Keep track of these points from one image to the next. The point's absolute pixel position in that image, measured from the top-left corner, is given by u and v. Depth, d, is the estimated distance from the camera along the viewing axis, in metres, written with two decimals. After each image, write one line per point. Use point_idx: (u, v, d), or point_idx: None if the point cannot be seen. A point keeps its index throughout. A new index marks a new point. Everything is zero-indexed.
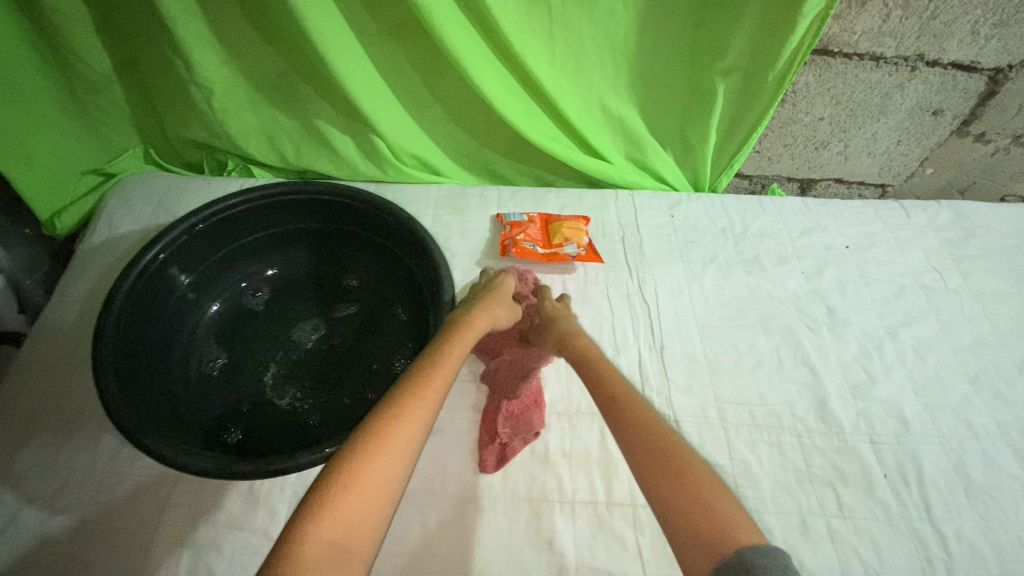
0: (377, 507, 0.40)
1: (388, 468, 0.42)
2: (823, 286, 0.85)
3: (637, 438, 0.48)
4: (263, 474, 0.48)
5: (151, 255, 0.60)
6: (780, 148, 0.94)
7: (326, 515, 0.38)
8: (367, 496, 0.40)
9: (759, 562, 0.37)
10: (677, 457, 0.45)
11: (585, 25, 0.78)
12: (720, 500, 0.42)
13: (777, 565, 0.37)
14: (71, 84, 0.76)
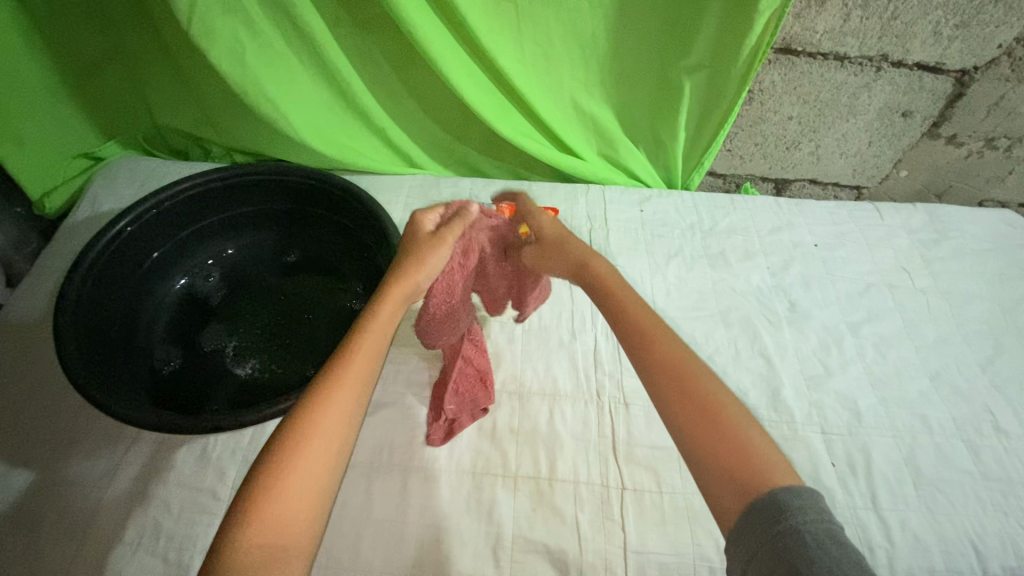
0: (307, 507, 0.39)
1: (313, 471, 0.40)
2: (787, 281, 0.85)
3: (670, 390, 0.45)
4: (206, 429, 0.51)
5: (118, 228, 0.64)
6: (751, 147, 0.95)
7: (258, 519, 0.38)
8: (293, 497, 0.39)
9: (794, 503, 0.38)
10: (716, 407, 0.44)
11: (553, 22, 0.80)
12: (760, 447, 0.41)
13: (812, 505, 0.38)
14: (65, 72, 0.81)
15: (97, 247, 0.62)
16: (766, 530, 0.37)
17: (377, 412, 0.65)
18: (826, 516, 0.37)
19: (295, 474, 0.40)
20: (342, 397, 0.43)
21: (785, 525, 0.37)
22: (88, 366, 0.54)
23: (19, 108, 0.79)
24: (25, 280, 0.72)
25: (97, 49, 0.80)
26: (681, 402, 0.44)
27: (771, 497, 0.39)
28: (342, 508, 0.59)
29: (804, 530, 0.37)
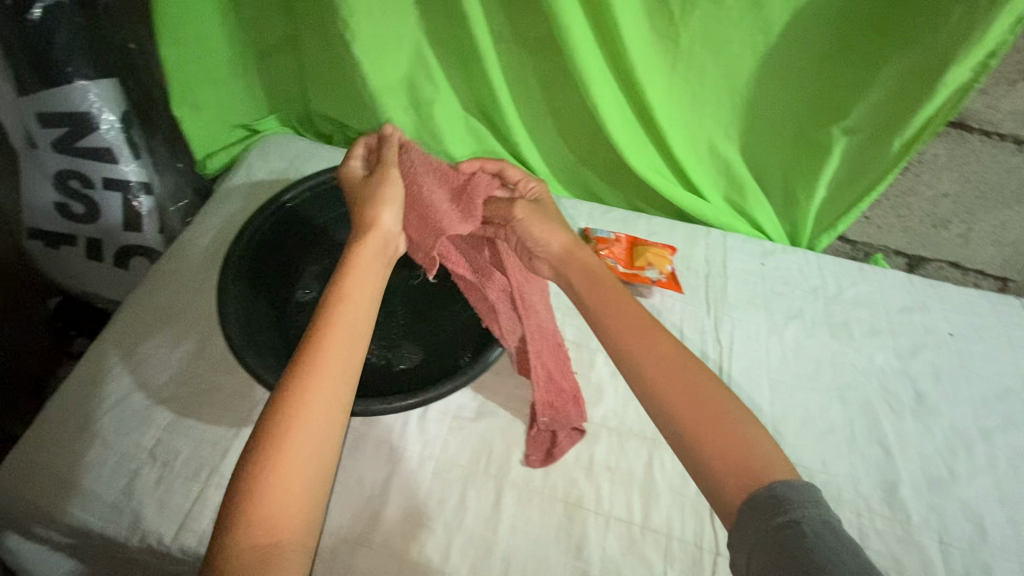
0: (309, 486, 0.41)
1: (302, 453, 0.41)
2: (914, 368, 0.80)
3: (655, 375, 0.48)
4: None
5: (282, 202, 0.72)
6: (892, 218, 0.90)
7: (252, 520, 0.38)
8: (291, 479, 0.41)
9: (790, 494, 0.39)
10: (700, 393, 0.46)
11: (707, 65, 0.80)
12: (705, 445, 0.44)
13: (809, 497, 0.39)
14: (246, 50, 0.88)
15: (258, 221, 0.70)
16: (768, 519, 0.38)
17: (479, 420, 0.66)
18: (822, 509, 0.38)
19: (290, 453, 0.41)
20: (322, 378, 0.45)
21: (787, 516, 0.38)
22: (243, 332, 0.62)
23: (203, 77, 0.86)
24: (184, 232, 0.79)
25: (278, 34, 0.87)
26: (668, 390, 0.47)
27: (768, 491, 0.40)
28: (437, 510, 0.59)
29: (803, 525, 0.37)
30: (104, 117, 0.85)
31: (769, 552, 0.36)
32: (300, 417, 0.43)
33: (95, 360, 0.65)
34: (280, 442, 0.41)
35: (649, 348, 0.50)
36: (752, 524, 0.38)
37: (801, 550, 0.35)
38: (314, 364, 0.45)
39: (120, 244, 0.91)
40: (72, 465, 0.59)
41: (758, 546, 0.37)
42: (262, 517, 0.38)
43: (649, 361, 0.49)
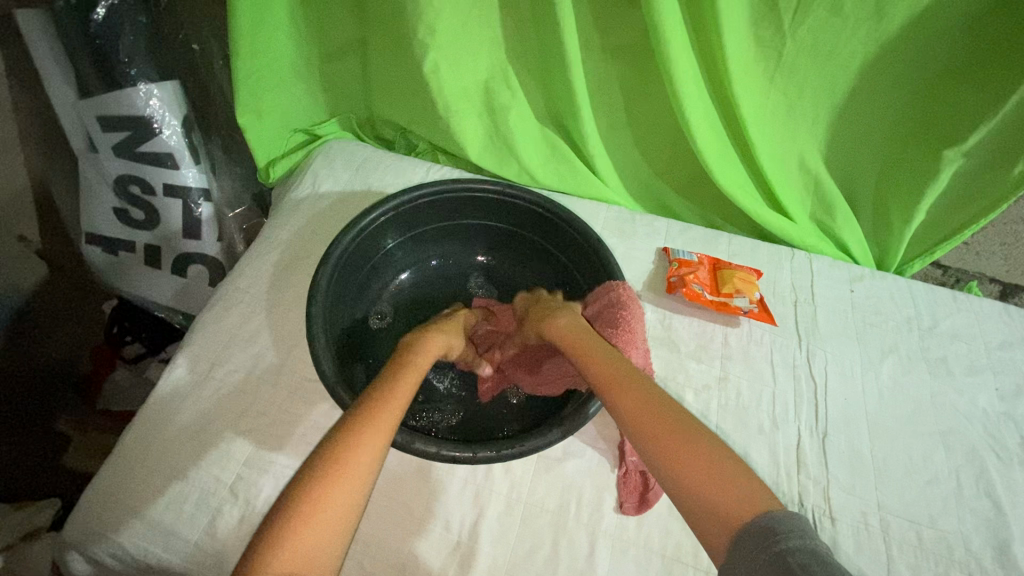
0: (326, 551, 0.39)
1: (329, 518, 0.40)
2: (1020, 412, 0.74)
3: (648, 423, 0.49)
4: (443, 458, 0.57)
5: (363, 224, 0.69)
6: (995, 245, 0.84)
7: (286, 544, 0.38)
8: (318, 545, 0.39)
9: (777, 526, 0.38)
10: (682, 433, 0.47)
11: (809, 78, 0.73)
12: (694, 484, 0.44)
13: (793, 528, 0.38)
14: (312, 52, 0.84)
15: (340, 246, 0.67)
16: (759, 553, 0.38)
17: (566, 461, 0.63)
18: (809, 542, 0.37)
19: (328, 505, 0.40)
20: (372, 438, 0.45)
21: (778, 546, 0.37)
22: (337, 369, 0.59)
23: (267, 83, 0.82)
24: (253, 248, 0.77)
25: (346, 35, 0.82)
26: (651, 434, 0.49)
27: (754, 523, 0.40)
28: (529, 560, 0.57)
29: (787, 556, 0.36)
30: (167, 123, 0.81)
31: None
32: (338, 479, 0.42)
33: (175, 385, 0.64)
34: (318, 495, 0.40)
35: (628, 398, 0.52)
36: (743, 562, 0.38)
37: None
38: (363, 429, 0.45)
39: (179, 252, 0.89)
40: (155, 500, 0.57)
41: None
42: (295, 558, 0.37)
43: (628, 403, 0.52)
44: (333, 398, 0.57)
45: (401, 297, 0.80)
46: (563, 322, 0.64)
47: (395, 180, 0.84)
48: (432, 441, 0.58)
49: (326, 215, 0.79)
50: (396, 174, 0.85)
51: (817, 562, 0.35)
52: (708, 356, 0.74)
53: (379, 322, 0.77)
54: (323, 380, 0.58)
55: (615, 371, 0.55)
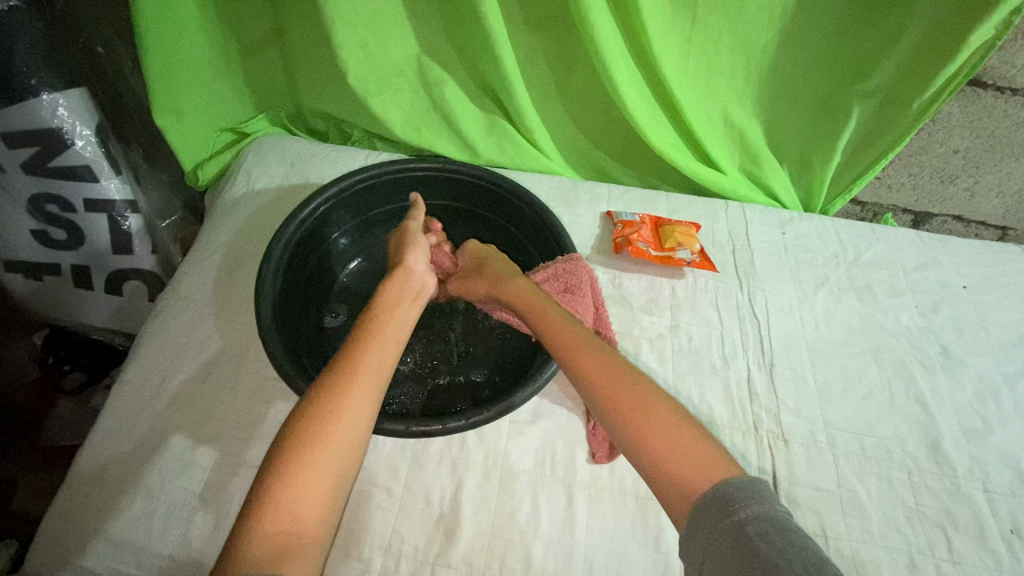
0: (316, 509, 0.42)
1: (312, 480, 0.43)
2: (938, 323, 0.81)
3: (609, 396, 0.52)
4: (414, 433, 0.58)
5: (305, 214, 0.69)
6: (904, 176, 0.91)
7: (276, 507, 0.41)
8: (309, 495, 0.42)
9: (734, 496, 0.43)
10: (644, 401, 0.51)
11: (724, 34, 0.77)
12: (660, 452, 0.48)
13: (750, 494, 0.43)
14: (228, 46, 0.81)
15: (283, 239, 0.66)
16: (719, 522, 0.42)
17: (537, 422, 0.65)
18: (765, 508, 0.42)
19: (313, 467, 0.43)
20: (351, 404, 0.47)
21: (736, 516, 0.42)
22: (293, 361, 0.58)
23: (182, 82, 0.79)
24: (191, 253, 0.74)
25: (263, 26, 0.80)
26: (619, 406, 0.51)
27: (712, 493, 0.44)
28: (511, 519, 0.58)
29: (745, 525, 0.41)
30: (79, 133, 0.76)
31: (721, 554, 0.40)
32: (321, 440, 0.44)
33: (128, 401, 0.62)
34: (302, 463, 0.43)
35: (590, 364, 0.55)
36: (701, 530, 0.42)
37: (754, 551, 0.39)
38: (345, 392, 0.47)
39: (111, 269, 0.84)
40: (121, 519, 0.55)
41: (710, 550, 0.41)
42: (284, 517, 0.41)
43: (591, 368, 0.54)
44: (292, 389, 0.56)
45: (351, 291, 0.78)
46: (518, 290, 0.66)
47: (333, 170, 0.82)
48: (402, 419, 0.58)
49: (266, 213, 0.77)
50: (333, 163, 0.84)
51: (772, 532, 0.40)
52: (659, 308, 0.77)
53: (334, 320, 0.75)
54: (280, 371, 0.57)
55: (576, 338, 0.58)
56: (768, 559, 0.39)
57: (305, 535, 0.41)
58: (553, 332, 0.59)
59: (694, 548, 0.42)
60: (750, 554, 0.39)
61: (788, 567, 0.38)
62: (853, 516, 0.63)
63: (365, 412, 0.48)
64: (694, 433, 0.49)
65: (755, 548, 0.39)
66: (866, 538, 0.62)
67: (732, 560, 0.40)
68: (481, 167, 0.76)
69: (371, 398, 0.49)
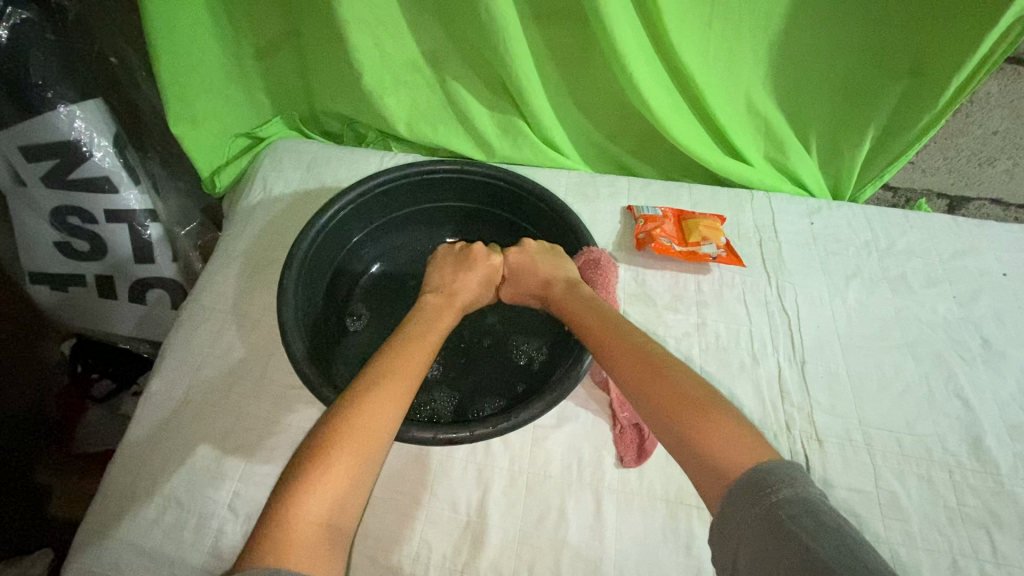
0: (349, 500, 0.44)
1: (349, 472, 0.44)
2: (978, 314, 0.78)
3: (644, 382, 0.52)
4: (439, 441, 0.57)
5: (325, 220, 0.68)
6: (939, 160, 0.87)
7: (315, 491, 0.43)
8: (345, 485, 0.44)
9: (767, 477, 0.42)
10: (674, 385, 0.51)
11: (746, 18, 0.74)
12: (696, 429, 0.47)
13: (783, 476, 0.42)
14: (239, 51, 0.80)
15: (304, 246, 0.65)
16: (751, 507, 0.41)
17: (562, 426, 0.64)
18: (798, 490, 0.41)
19: (350, 455, 0.45)
20: (391, 397, 0.50)
21: (769, 500, 0.41)
22: (317, 370, 0.58)
23: (194, 89, 0.79)
24: (211, 260, 0.74)
25: (273, 30, 0.79)
26: (651, 395, 0.51)
27: (746, 476, 0.43)
28: (540, 526, 0.58)
29: (778, 507, 0.41)
30: (97, 145, 0.77)
31: (755, 539, 0.40)
32: (362, 429, 0.47)
33: (155, 412, 0.62)
34: (342, 450, 0.45)
35: (627, 360, 0.55)
36: (734, 516, 0.42)
37: (785, 532, 0.39)
38: (387, 385, 0.50)
39: (133, 278, 0.85)
40: (154, 529, 0.56)
41: (743, 534, 0.41)
42: (322, 501, 0.42)
43: (625, 360, 0.55)
44: (318, 399, 0.56)
45: (373, 293, 0.76)
46: (562, 290, 0.66)
47: (349, 174, 0.81)
48: (428, 428, 0.58)
49: (283, 219, 0.77)
50: (349, 167, 0.83)
51: (804, 513, 0.40)
52: (684, 305, 0.75)
53: (357, 324, 0.73)
54: (304, 381, 0.56)
55: (618, 334, 0.58)
56: (800, 541, 0.38)
57: (337, 525, 0.43)
58: (603, 334, 0.59)
59: (730, 536, 0.42)
60: (783, 538, 0.39)
61: (821, 550, 0.37)
62: (891, 518, 0.61)
63: (397, 411, 0.50)
64: (727, 413, 0.48)
65: (788, 531, 0.39)
66: (906, 539, 0.60)
67: (764, 542, 0.39)
68: (501, 167, 0.74)
69: (407, 395, 0.51)
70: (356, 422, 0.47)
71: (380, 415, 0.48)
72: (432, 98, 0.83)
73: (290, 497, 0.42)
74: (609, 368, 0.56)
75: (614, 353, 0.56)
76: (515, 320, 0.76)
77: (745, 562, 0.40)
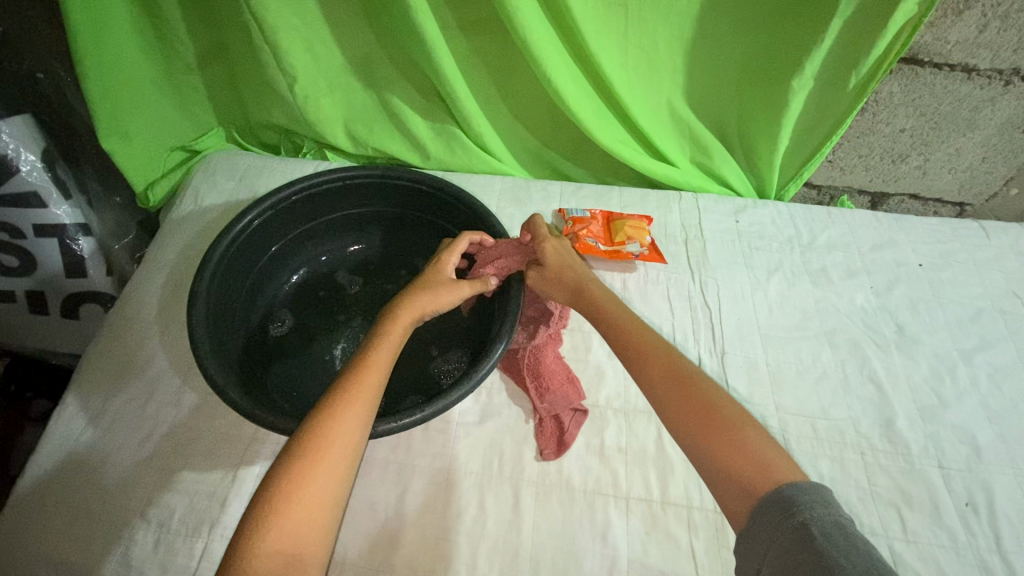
0: (317, 532, 0.40)
1: (312, 500, 0.41)
2: (893, 302, 0.81)
3: (671, 398, 0.49)
4: None
5: (245, 224, 0.69)
6: (855, 159, 0.91)
7: (273, 530, 0.39)
8: (307, 517, 0.40)
9: (799, 498, 0.39)
10: (712, 407, 0.47)
11: (660, 28, 0.77)
12: (719, 448, 0.45)
13: (818, 499, 0.39)
14: (169, 65, 0.82)
15: (220, 249, 0.66)
16: (778, 525, 0.39)
17: (485, 422, 0.65)
18: (833, 509, 0.38)
19: (308, 486, 0.41)
20: (352, 413, 0.45)
21: (797, 517, 0.38)
22: (222, 370, 0.57)
23: (124, 105, 0.80)
24: (136, 272, 0.74)
25: (202, 44, 0.80)
26: (687, 417, 0.47)
27: (774, 494, 0.41)
28: (458, 521, 0.58)
29: (810, 525, 0.38)
30: (24, 159, 0.77)
31: (781, 557, 0.37)
32: (324, 453, 0.43)
33: (69, 424, 0.62)
34: (301, 478, 0.41)
35: (657, 365, 0.51)
36: (762, 534, 0.39)
37: (814, 551, 0.36)
38: (345, 401, 0.46)
39: (66, 293, 0.85)
40: (62, 541, 0.55)
41: (771, 552, 0.38)
42: (283, 537, 0.39)
43: (660, 370, 0.51)
44: (221, 398, 0.55)
45: (297, 300, 0.77)
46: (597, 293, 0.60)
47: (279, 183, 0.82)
48: None
49: (214, 228, 0.77)
50: (281, 178, 0.84)
51: (838, 532, 0.37)
52: None
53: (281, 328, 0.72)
54: (207, 380, 0.56)
55: (645, 335, 0.54)
56: (830, 559, 0.35)
57: (305, 558, 0.39)
58: (628, 333, 0.54)
59: (756, 553, 0.40)
60: (810, 557, 0.36)
61: (851, 567, 0.35)
62: None
63: (362, 427, 0.46)
64: (760, 431, 0.45)
65: (817, 549, 0.36)
66: None
67: (789, 560, 0.37)
68: (422, 172, 0.75)
69: (371, 407, 0.47)
70: (315, 446, 0.43)
71: (341, 433, 0.44)
72: (364, 106, 0.86)
73: (247, 540, 0.38)
74: (635, 372, 0.52)
75: (651, 360, 0.51)
76: (441, 322, 0.76)
77: None
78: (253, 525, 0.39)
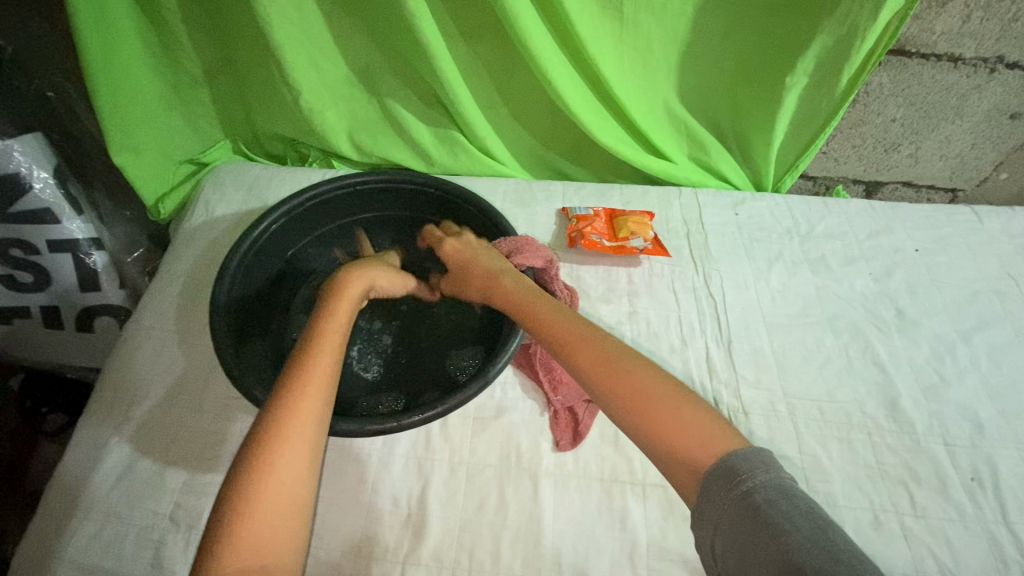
0: (281, 537, 0.42)
1: (269, 510, 0.42)
2: (892, 287, 0.83)
3: (615, 384, 0.49)
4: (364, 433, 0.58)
5: (258, 232, 0.71)
6: (848, 149, 0.94)
7: (235, 544, 0.40)
8: (270, 526, 0.42)
9: (742, 466, 0.42)
10: (636, 391, 0.48)
11: (655, 30, 0.79)
12: (656, 427, 0.46)
13: (758, 462, 0.42)
14: (177, 80, 0.83)
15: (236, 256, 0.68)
16: (725, 495, 0.41)
17: (501, 416, 0.66)
18: (775, 474, 0.41)
19: (267, 496, 0.42)
20: (302, 419, 0.46)
21: (743, 486, 0.41)
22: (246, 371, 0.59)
23: (134, 121, 0.81)
24: (152, 283, 0.75)
25: (209, 60, 0.82)
26: (619, 402, 0.48)
27: (716, 466, 0.43)
28: (481, 512, 0.59)
29: (757, 493, 0.40)
30: (37, 176, 0.78)
31: (732, 525, 0.40)
32: (276, 462, 0.43)
33: (94, 432, 0.63)
34: (258, 490, 0.42)
35: (582, 353, 0.52)
36: (710, 504, 0.42)
37: (762, 519, 0.39)
38: (293, 409, 0.46)
39: (81, 307, 0.86)
40: (93, 547, 0.56)
41: (721, 519, 0.41)
42: (246, 548, 0.40)
43: (590, 361, 0.51)
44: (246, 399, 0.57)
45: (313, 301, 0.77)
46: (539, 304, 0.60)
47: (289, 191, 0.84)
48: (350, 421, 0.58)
49: (227, 237, 0.79)
50: (290, 186, 0.86)
51: (783, 499, 0.40)
52: (617, 296, 0.79)
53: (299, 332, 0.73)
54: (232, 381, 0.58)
55: (579, 333, 0.54)
56: (772, 523, 0.39)
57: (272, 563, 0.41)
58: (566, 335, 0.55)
59: (706, 521, 0.42)
60: (757, 524, 0.39)
61: (795, 533, 0.38)
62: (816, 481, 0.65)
63: (314, 431, 0.47)
64: (697, 406, 0.47)
65: (762, 518, 0.39)
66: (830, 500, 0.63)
67: (740, 529, 0.39)
68: (430, 176, 0.77)
69: (319, 408, 0.48)
70: (267, 457, 0.43)
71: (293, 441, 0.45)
72: (368, 114, 0.87)
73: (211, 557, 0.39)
74: (569, 370, 0.53)
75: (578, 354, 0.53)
76: (454, 321, 0.78)
77: (725, 550, 0.40)
78: (219, 536, 0.40)
